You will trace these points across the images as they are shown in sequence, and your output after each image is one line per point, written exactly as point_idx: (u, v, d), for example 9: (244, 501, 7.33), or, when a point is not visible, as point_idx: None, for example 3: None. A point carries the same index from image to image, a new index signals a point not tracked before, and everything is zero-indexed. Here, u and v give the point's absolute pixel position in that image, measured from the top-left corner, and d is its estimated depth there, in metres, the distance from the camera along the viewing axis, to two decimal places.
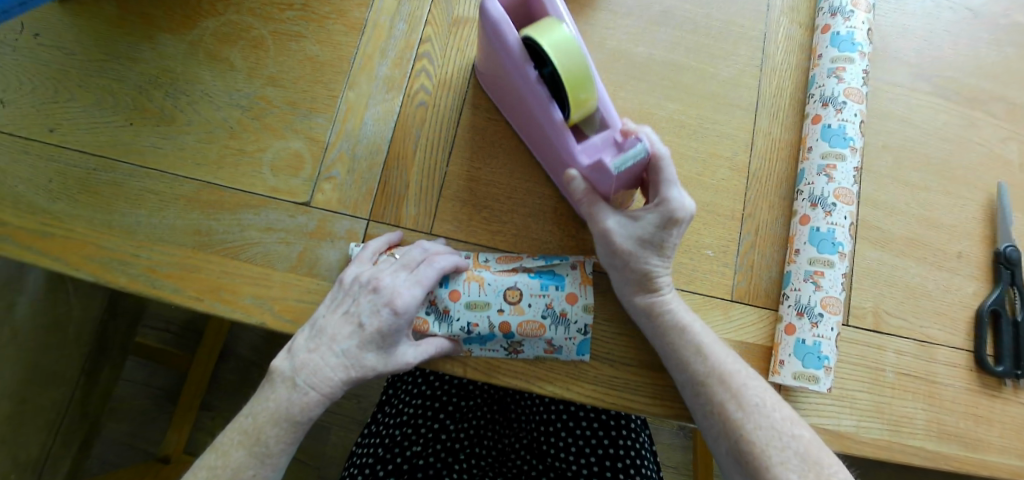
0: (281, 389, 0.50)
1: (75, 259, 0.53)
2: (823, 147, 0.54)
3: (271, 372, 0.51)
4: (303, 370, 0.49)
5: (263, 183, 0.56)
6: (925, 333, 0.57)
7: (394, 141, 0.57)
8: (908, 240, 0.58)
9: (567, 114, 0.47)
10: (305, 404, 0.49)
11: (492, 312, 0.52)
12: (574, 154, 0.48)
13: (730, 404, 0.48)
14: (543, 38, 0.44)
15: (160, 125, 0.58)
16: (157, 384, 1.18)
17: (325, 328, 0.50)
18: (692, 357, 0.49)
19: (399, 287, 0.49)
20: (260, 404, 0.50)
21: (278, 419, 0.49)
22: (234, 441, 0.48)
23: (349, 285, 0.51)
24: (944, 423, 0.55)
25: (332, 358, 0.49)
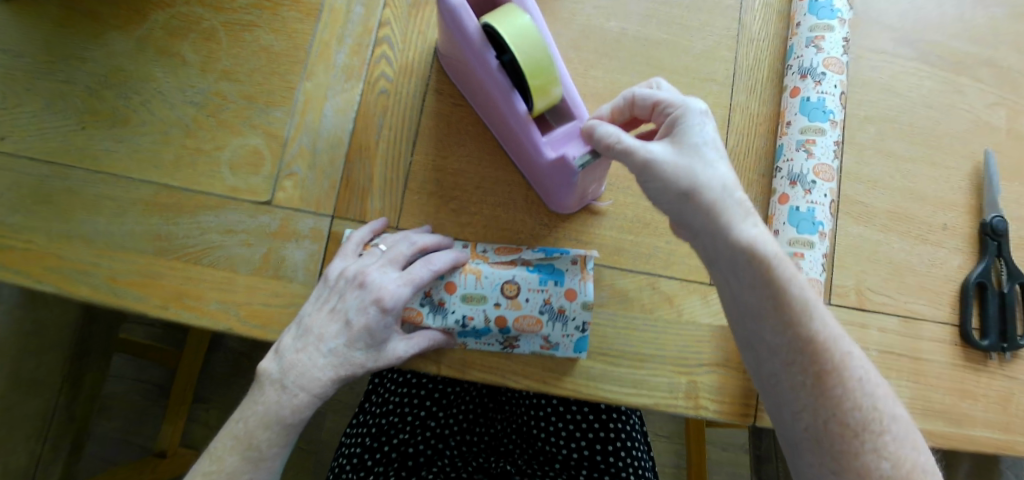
0: (270, 391, 0.48)
1: (36, 272, 0.51)
2: (801, 122, 0.52)
3: (259, 374, 0.49)
4: (292, 372, 0.47)
5: (222, 183, 0.54)
6: (909, 309, 0.55)
7: (356, 133, 0.54)
8: (892, 214, 0.57)
9: (531, 106, 0.44)
10: (295, 406, 0.47)
11: (488, 306, 0.50)
12: (540, 148, 0.46)
13: (831, 376, 0.39)
14: (503, 26, 0.41)
15: (115, 126, 0.56)
16: (147, 380, 1.17)
17: (312, 327, 0.48)
18: (795, 315, 0.39)
19: (387, 283, 0.48)
20: (250, 408, 0.48)
21: (269, 423, 0.47)
22: (226, 446, 0.47)
23: (335, 281, 0.49)
24: (928, 399, 0.54)
25: (321, 358, 0.48)
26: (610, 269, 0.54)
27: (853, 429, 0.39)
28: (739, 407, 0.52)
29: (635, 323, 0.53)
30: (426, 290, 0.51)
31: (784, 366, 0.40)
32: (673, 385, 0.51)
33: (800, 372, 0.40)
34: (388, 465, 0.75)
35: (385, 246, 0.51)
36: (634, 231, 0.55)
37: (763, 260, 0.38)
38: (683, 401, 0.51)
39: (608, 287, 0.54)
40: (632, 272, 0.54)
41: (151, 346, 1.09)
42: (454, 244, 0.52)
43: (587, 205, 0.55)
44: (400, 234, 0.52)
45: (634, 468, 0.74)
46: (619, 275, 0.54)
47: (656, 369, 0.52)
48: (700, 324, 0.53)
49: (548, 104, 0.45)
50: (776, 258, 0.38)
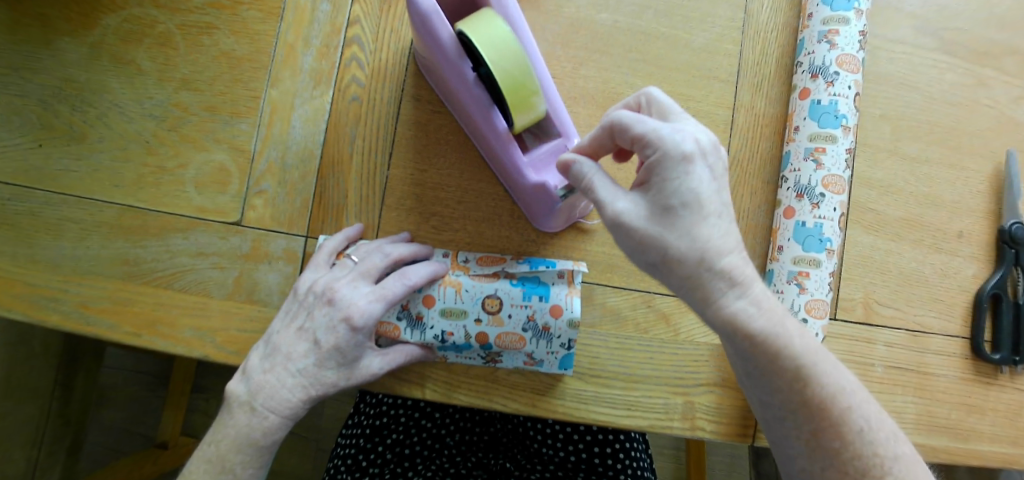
0: (240, 413, 0.45)
1: (1, 300, 0.49)
2: (811, 128, 0.48)
3: (227, 395, 0.46)
4: (260, 393, 0.45)
5: (189, 203, 0.51)
6: (918, 322, 0.53)
7: (328, 145, 0.50)
8: (904, 222, 0.53)
9: (512, 124, 0.41)
10: (267, 428, 0.45)
11: (468, 322, 0.47)
12: (522, 168, 0.43)
13: (826, 433, 0.38)
14: (480, 38, 0.37)
15: (72, 143, 0.52)
16: (145, 372, 1.08)
17: (280, 345, 0.45)
18: (784, 384, 0.36)
19: (357, 299, 0.44)
20: (220, 431, 0.45)
21: (240, 446, 0.45)
22: (198, 471, 0.44)
23: (304, 296, 0.46)
24: (935, 416, 0.52)
25: (289, 379, 0.45)
26: (602, 286, 0.51)
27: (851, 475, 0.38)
28: (736, 427, 0.49)
29: (628, 343, 0.50)
30: (402, 303, 0.47)
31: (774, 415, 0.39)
32: (670, 405, 0.49)
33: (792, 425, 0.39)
34: (383, 467, 0.69)
35: (358, 257, 0.47)
36: None
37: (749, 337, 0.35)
38: (679, 422, 0.49)
39: (600, 305, 0.51)
40: (626, 289, 0.51)
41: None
42: (434, 253, 0.49)
43: (574, 222, 0.52)
44: (373, 243, 0.48)
45: (639, 474, 0.68)
46: (610, 292, 0.51)
47: (652, 390, 0.49)
48: (699, 343, 0.50)
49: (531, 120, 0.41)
50: (765, 333, 0.35)
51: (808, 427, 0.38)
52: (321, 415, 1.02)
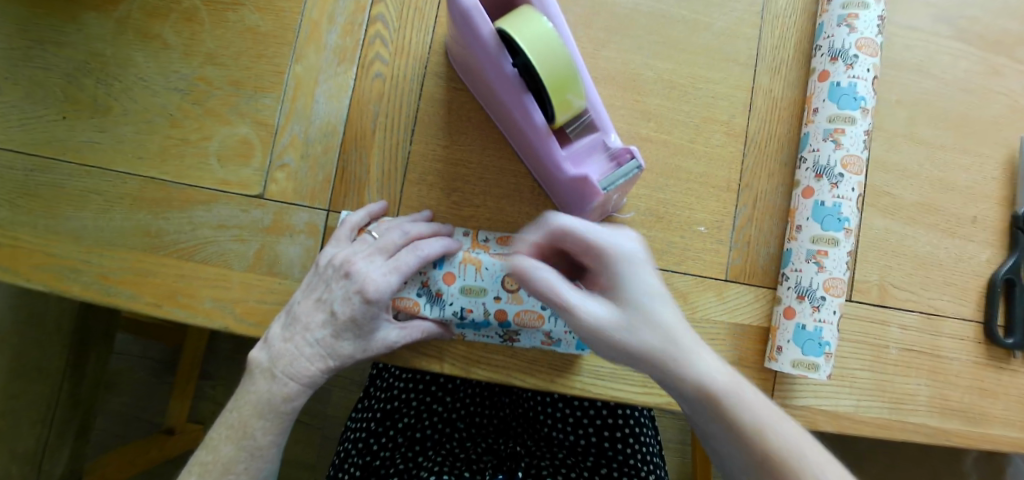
0: (261, 380, 0.47)
1: (24, 270, 0.49)
2: (830, 109, 0.48)
3: (248, 364, 0.48)
4: (280, 360, 0.46)
5: (211, 176, 0.51)
6: (931, 305, 0.53)
7: (350, 120, 0.51)
8: (919, 206, 0.53)
9: (552, 118, 0.41)
10: (287, 394, 0.47)
11: (487, 299, 0.46)
12: (560, 162, 0.42)
13: None
14: (518, 29, 0.38)
15: (95, 116, 0.52)
16: (153, 359, 1.08)
17: (299, 315, 0.46)
18: (751, 450, 0.33)
19: (373, 273, 0.45)
20: (242, 398, 0.47)
21: (262, 412, 0.46)
22: (221, 435, 0.46)
23: (323, 269, 0.46)
24: (947, 399, 0.52)
25: (308, 348, 0.46)
26: None
27: None
28: None
29: None
30: (421, 280, 0.47)
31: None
32: None
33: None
34: (394, 451, 0.68)
35: (377, 233, 0.47)
36: (648, 224, 0.50)
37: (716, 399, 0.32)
38: None
39: None
40: None
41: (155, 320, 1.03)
42: (454, 232, 0.49)
43: (608, 215, 0.50)
44: (393, 220, 0.48)
45: (648, 459, 0.68)
46: None
47: None
48: (715, 323, 0.50)
49: (572, 116, 0.42)
50: (735, 404, 0.32)
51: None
52: (326, 403, 1.02)
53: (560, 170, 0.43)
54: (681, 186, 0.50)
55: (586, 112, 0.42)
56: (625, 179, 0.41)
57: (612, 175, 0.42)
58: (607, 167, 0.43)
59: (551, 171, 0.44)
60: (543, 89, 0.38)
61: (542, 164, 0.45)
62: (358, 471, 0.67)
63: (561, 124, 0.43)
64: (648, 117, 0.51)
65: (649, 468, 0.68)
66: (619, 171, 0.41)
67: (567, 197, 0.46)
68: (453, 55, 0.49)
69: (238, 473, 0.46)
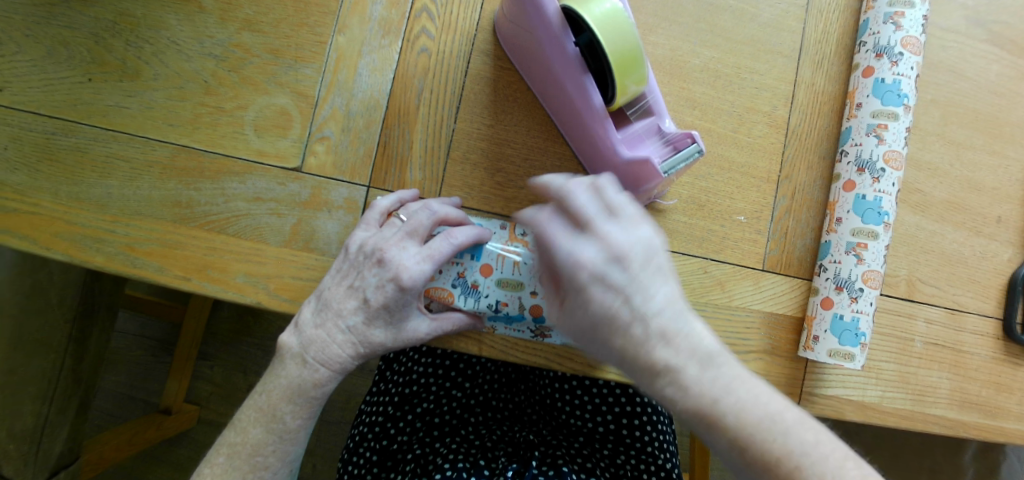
0: (291, 365, 0.45)
1: (44, 237, 0.47)
2: (873, 105, 0.49)
3: (279, 347, 0.47)
4: (312, 346, 0.45)
5: (246, 146, 0.49)
6: (955, 301, 0.55)
7: (394, 95, 0.50)
8: (948, 204, 0.54)
9: (611, 100, 0.41)
10: (318, 380, 0.45)
11: (524, 294, 0.47)
12: (616, 145, 0.42)
13: None
14: (586, 8, 0.38)
15: (123, 80, 0.50)
16: (150, 336, 1.06)
17: (330, 301, 0.45)
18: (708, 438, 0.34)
19: (407, 261, 0.43)
20: (271, 381, 0.46)
21: (292, 395, 0.45)
22: (250, 417, 0.45)
23: (354, 255, 0.45)
24: (966, 392, 0.54)
25: (339, 335, 0.45)
26: None
27: None
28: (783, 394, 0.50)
29: None
30: (456, 268, 0.47)
31: None
32: None
33: None
34: (412, 435, 0.67)
35: (405, 217, 0.46)
36: (688, 211, 0.50)
37: (723, 424, 0.32)
38: None
39: None
40: (684, 255, 0.50)
41: (156, 298, 1.00)
42: (492, 224, 0.49)
43: (651, 202, 0.50)
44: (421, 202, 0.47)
45: (664, 447, 0.68)
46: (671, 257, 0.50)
47: None
48: (751, 311, 0.51)
49: (631, 99, 0.41)
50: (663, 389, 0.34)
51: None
52: None
53: (615, 153, 0.43)
54: (723, 175, 0.51)
55: (644, 96, 0.42)
56: (684, 163, 0.41)
57: (671, 159, 0.41)
58: (664, 151, 0.42)
59: (604, 154, 0.44)
60: (608, 69, 0.38)
61: (595, 147, 0.45)
62: (375, 455, 0.66)
63: (618, 108, 0.43)
64: (694, 105, 0.51)
65: (666, 455, 0.67)
66: (678, 155, 0.41)
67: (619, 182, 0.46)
68: (502, 32, 0.49)
69: (266, 455, 0.44)
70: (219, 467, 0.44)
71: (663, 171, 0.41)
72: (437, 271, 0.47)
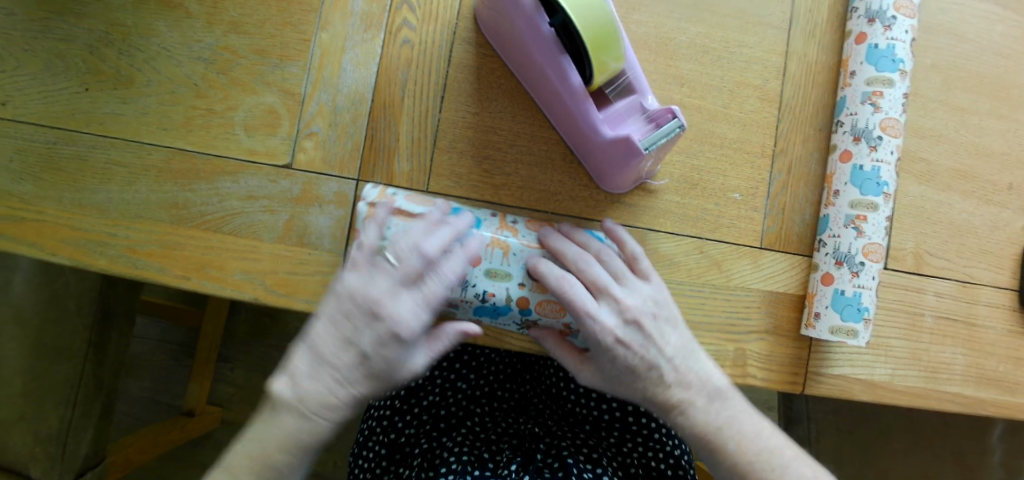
0: (286, 421, 0.41)
1: (49, 244, 0.49)
2: (868, 72, 0.47)
3: (267, 398, 0.42)
4: (309, 402, 0.41)
5: (238, 146, 0.50)
6: (967, 273, 0.52)
7: (379, 87, 0.50)
8: (955, 172, 0.52)
9: (589, 80, 0.40)
10: (316, 434, 0.42)
11: (512, 285, 0.45)
12: (597, 125, 0.42)
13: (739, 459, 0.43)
14: None
15: (118, 88, 0.52)
16: (171, 340, 1.09)
17: (325, 354, 0.41)
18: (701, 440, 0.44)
19: (407, 311, 0.41)
20: (264, 436, 0.41)
21: (286, 447, 0.41)
22: (240, 464, 0.41)
23: (348, 303, 0.42)
24: (983, 367, 0.52)
25: (338, 388, 0.41)
26: (655, 231, 0.49)
27: None
28: (787, 375, 0.49)
29: (680, 289, 0.49)
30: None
31: None
32: (721, 352, 0.48)
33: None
34: (418, 428, 0.67)
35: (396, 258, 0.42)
36: (680, 191, 0.49)
37: (727, 449, 0.43)
38: (730, 369, 0.48)
39: (652, 252, 0.49)
40: (677, 235, 0.49)
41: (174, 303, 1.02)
42: (482, 212, 0.48)
43: (641, 182, 0.49)
44: (409, 237, 0.42)
45: (672, 434, 0.67)
46: (663, 238, 0.49)
47: (705, 337, 0.48)
48: (750, 290, 0.49)
49: (610, 78, 0.41)
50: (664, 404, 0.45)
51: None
52: None
53: (597, 134, 0.42)
54: (714, 152, 0.50)
55: (623, 74, 0.41)
56: (667, 138, 0.40)
57: (651, 135, 0.40)
58: (646, 129, 0.41)
59: (587, 136, 0.43)
60: (582, 48, 0.37)
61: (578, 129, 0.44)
62: (382, 449, 0.66)
63: (598, 88, 0.42)
64: (682, 82, 0.50)
65: (675, 442, 0.66)
66: (659, 131, 0.40)
67: (605, 163, 0.45)
68: (483, 20, 0.48)
69: None
70: None
71: (644, 148, 0.40)
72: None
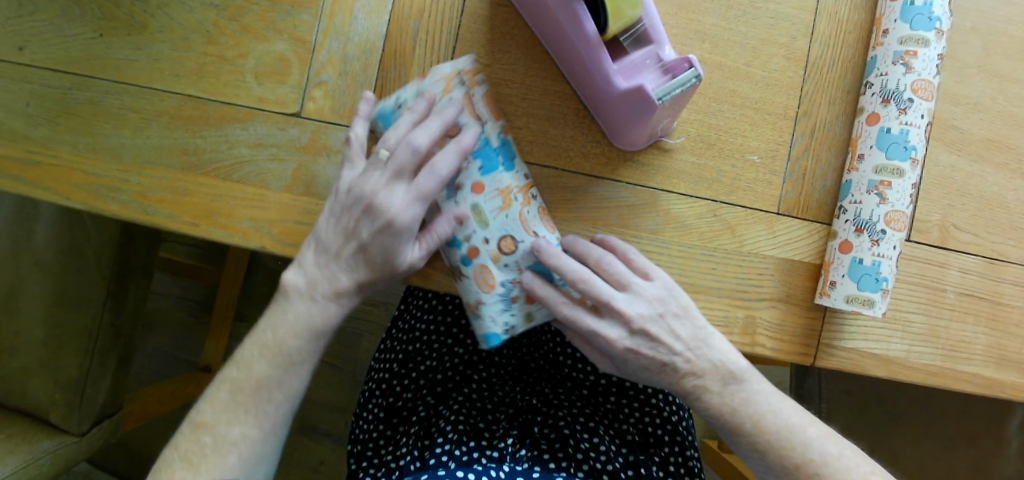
0: (300, 302, 0.46)
1: (63, 188, 0.50)
2: (903, 30, 0.44)
3: (284, 286, 0.47)
4: (319, 280, 0.46)
5: (248, 94, 0.50)
6: (994, 250, 0.50)
7: (390, 37, 0.49)
8: (989, 142, 0.50)
9: (604, 28, 0.39)
10: (327, 314, 0.46)
11: (480, 234, 0.43)
12: (611, 76, 0.40)
13: (762, 438, 0.44)
14: None
15: (131, 33, 0.52)
16: (188, 299, 1.11)
17: (328, 241, 0.45)
18: (725, 422, 0.46)
19: (399, 201, 0.43)
20: (279, 317, 0.47)
21: (300, 331, 0.46)
22: (255, 353, 0.46)
23: (347, 197, 0.45)
24: (1004, 348, 0.50)
25: (344, 273, 0.46)
26: (668, 192, 0.48)
27: None
28: (798, 346, 0.48)
29: (692, 252, 0.48)
30: (458, 164, 0.44)
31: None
32: (728, 318, 0.47)
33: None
34: (416, 392, 0.68)
35: (388, 153, 0.43)
36: (696, 151, 0.48)
37: (744, 428, 0.45)
38: (737, 337, 0.47)
39: (664, 213, 0.48)
40: (691, 197, 0.48)
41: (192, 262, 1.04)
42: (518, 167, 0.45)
43: (656, 140, 0.47)
44: (401, 130, 0.43)
45: (670, 399, 0.67)
46: (676, 199, 0.48)
47: (713, 302, 0.47)
48: (764, 256, 0.48)
49: (626, 27, 0.39)
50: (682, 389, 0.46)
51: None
52: (357, 347, 1.05)
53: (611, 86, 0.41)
54: (734, 113, 0.48)
55: (639, 21, 0.39)
56: (684, 86, 0.38)
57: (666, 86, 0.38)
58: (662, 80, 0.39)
59: (602, 88, 0.42)
60: None
61: (593, 81, 0.43)
62: (381, 412, 0.67)
63: (614, 37, 0.40)
64: (703, 38, 0.48)
65: (672, 409, 0.66)
66: (674, 81, 0.38)
67: (620, 118, 0.43)
68: None
69: (270, 391, 0.45)
70: (220, 401, 0.45)
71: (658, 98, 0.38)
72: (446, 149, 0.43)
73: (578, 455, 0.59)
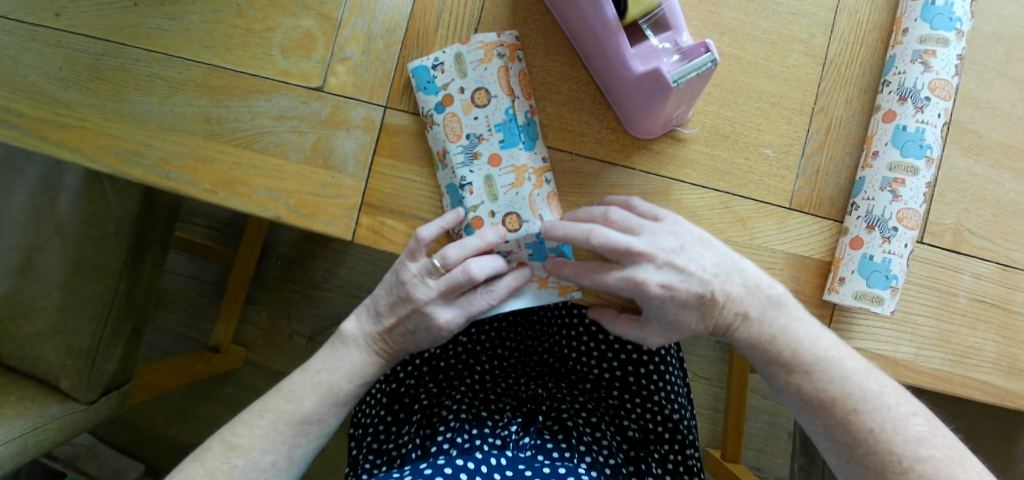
0: (354, 351, 0.51)
1: (89, 150, 0.51)
2: (922, 29, 0.44)
3: (338, 334, 0.52)
4: (375, 344, 0.51)
5: (273, 66, 0.51)
6: (1008, 257, 0.50)
7: (413, 17, 0.50)
8: (1006, 148, 0.49)
9: (623, 13, 0.40)
10: (378, 363, 0.51)
11: (488, 204, 0.47)
12: (628, 60, 0.40)
13: (803, 379, 0.44)
14: None
15: (164, 4, 0.53)
16: (200, 277, 1.13)
17: (377, 309, 0.51)
18: (766, 360, 0.46)
19: (424, 287, 0.48)
20: (335, 359, 0.50)
21: (353, 376, 0.50)
22: (306, 389, 0.48)
23: (387, 281, 0.50)
24: (1015, 357, 0.49)
25: (386, 320, 0.50)
26: (679, 182, 0.48)
27: (851, 428, 0.42)
28: None
29: None
30: (480, 133, 0.47)
31: (839, 430, 0.42)
32: None
33: (847, 422, 0.42)
34: (419, 379, 0.68)
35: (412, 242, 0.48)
36: (710, 142, 0.48)
37: (782, 357, 0.44)
38: None
39: (675, 202, 0.48)
40: (703, 188, 0.48)
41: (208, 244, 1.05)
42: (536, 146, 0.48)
43: (670, 129, 0.48)
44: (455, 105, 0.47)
45: (673, 398, 0.66)
46: (688, 189, 0.48)
47: None
48: (773, 251, 0.48)
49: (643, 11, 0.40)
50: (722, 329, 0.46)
51: (913, 475, 0.39)
52: None
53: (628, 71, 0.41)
54: (750, 106, 0.48)
55: (657, 8, 0.40)
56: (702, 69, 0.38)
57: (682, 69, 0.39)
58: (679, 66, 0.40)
59: (619, 73, 0.43)
60: None
61: (611, 66, 0.43)
62: (384, 397, 0.67)
63: (632, 22, 0.41)
64: (722, 30, 0.48)
65: (673, 406, 0.65)
66: (690, 64, 0.38)
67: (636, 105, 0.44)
68: None
69: (312, 423, 0.48)
70: (260, 429, 0.46)
71: (674, 82, 0.38)
72: (471, 116, 0.47)
73: (581, 447, 0.58)
